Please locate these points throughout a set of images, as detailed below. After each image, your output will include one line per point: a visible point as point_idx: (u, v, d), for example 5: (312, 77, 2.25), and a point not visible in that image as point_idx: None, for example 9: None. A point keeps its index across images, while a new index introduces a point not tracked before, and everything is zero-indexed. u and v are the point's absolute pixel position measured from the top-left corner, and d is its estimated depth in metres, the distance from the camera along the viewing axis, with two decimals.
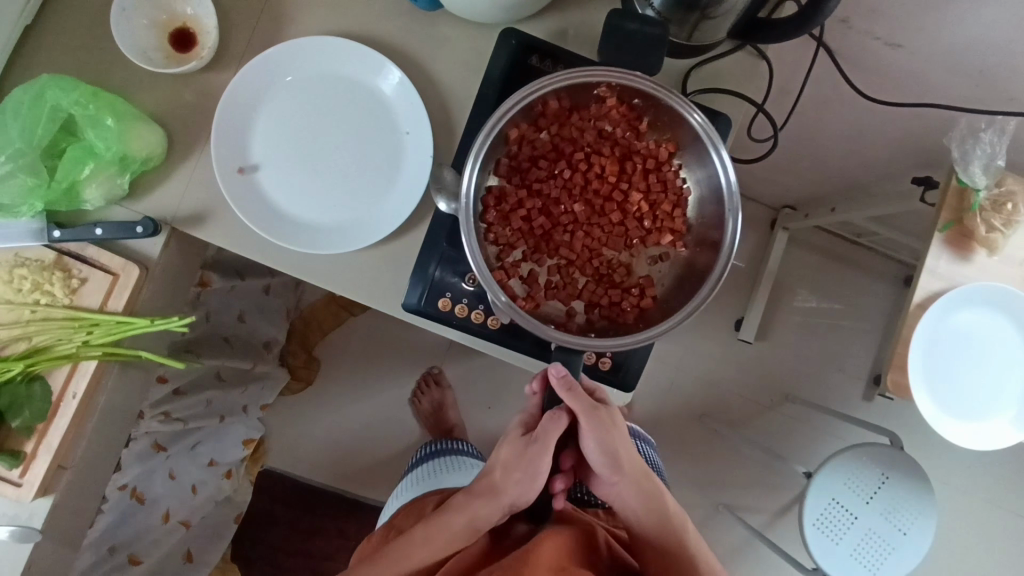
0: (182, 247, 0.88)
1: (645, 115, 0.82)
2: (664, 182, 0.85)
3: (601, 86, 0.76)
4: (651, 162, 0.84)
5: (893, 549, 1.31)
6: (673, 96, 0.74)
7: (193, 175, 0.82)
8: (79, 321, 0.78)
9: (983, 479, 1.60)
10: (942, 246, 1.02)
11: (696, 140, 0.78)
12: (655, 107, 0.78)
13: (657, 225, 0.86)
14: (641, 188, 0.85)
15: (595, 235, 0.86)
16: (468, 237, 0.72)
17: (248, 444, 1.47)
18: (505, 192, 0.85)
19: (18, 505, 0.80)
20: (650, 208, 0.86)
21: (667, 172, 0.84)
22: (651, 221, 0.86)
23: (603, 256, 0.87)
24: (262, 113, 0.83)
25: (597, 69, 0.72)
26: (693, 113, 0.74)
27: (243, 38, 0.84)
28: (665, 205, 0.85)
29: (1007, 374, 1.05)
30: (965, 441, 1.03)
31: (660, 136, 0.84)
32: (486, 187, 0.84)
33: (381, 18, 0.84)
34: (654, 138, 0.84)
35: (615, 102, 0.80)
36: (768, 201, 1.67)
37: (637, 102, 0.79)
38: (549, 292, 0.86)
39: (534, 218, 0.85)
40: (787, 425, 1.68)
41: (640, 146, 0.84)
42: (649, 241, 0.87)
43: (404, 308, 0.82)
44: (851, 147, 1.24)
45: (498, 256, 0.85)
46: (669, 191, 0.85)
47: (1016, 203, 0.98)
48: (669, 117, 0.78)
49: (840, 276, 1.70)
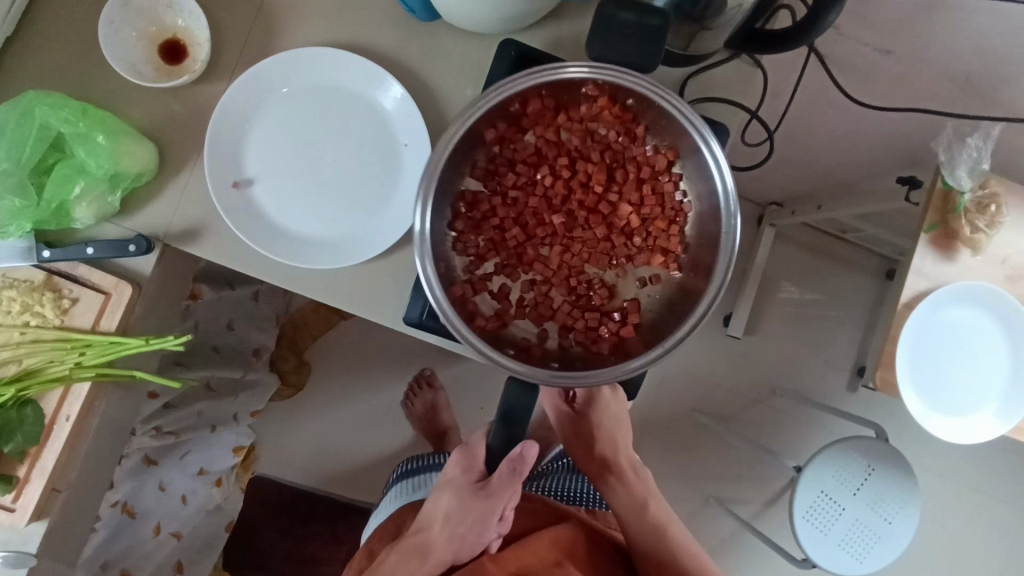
0: (174, 263, 0.86)
1: (640, 119, 0.81)
2: (660, 195, 0.87)
3: (589, 85, 0.74)
4: (647, 170, 0.85)
5: (879, 538, 1.35)
6: (669, 96, 0.72)
7: (185, 190, 0.81)
8: (71, 342, 0.76)
9: (963, 467, 1.65)
10: (927, 247, 1.04)
11: (696, 149, 0.77)
12: (649, 109, 0.77)
13: (648, 243, 0.89)
14: (633, 200, 0.88)
15: (573, 250, 0.89)
16: (428, 270, 0.72)
17: (238, 452, 1.43)
18: (478, 199, 0.86)
19: (11, 530, 0.78)
20: (642, 224, 0.88)
21: (665, 182, 0.85)
22: (642, 239, 0.89)
23: (583, 272, 0.90)
24: (260, 123, 0.82)
25: (586, 66, 0.70)
26: (701, 130, 0.73)
27: (234, 49, 0.82)
28: (660, 221, 0.87)
29: (989, 368, 1.08)
30: (949, 435, 1.06)
31: (657, 144, 0.84)
32: (459, 192, 0.85)
33: (377, 28, 0.83)
34: (650, 145, 0.85)
35: (606, 102, 0.79)
36: (755, 198, 1.69)
37: (630, 102, 0.77)
38: (520, 310, 0.89)
39: (509, 227, 0.87)
40: (775, 418, 1.72)
41: (636, 153, 0.85)
42: (639, 260, 0.90)
43: (405, 321, 0.81)
44: (838, 147, 1.26)
45: (467, 269, 0.87)
46: (665, 207, 0.87)
47: (998, 205, 1.01)
48: (669, 124, 0.77)
49: (826, 272, 1.73)
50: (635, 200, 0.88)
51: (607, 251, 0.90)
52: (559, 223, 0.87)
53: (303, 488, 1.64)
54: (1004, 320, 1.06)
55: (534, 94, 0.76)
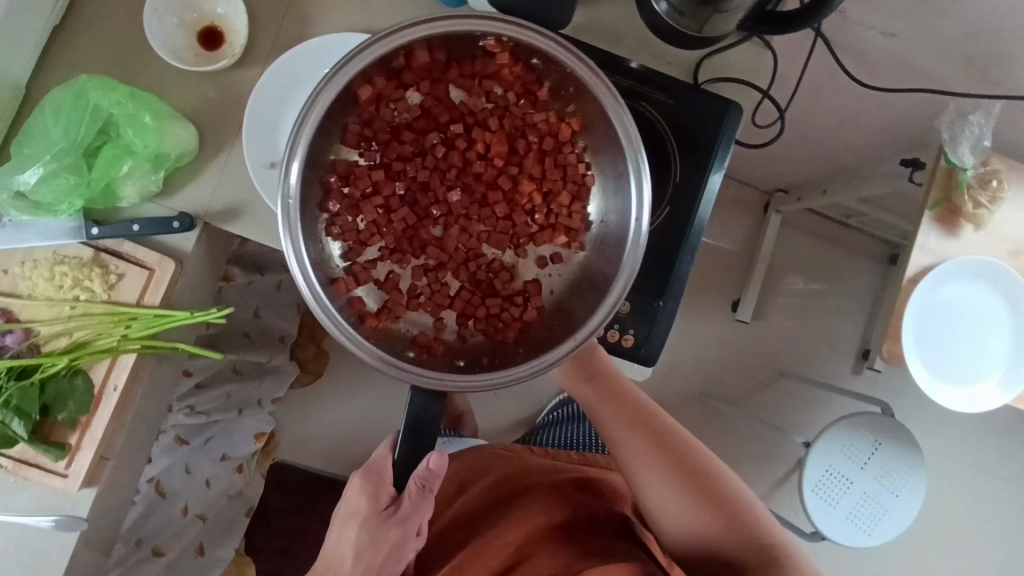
0: (212, 242, 0.90)
1: (543, 80, 0.87)
2: (563, 163, 0.96)
3: (488, 39, 0.79)
4: (550, 139, 0.95)
5: (887, 512, 1.39)
6: (578, 60, 0.77)
7: (225, 171, 0.84)
8: (117, 315, 0.80)
9: (968, 445, 1.69)
10: (931, 223, 1.09)
11: (603, 115, 0.83)
12: (554, 70, 0.83)
13: (548, 217, 1.00)
14: (534, 171, 0.98)
15: (469, 230, 1.00)
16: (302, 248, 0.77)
17: (260, 437, 1.47)
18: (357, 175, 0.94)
19: (62, 496, 0.81)
20: (539, 197, 0.99)
21: (568, 152, 0.95)
22: (543, 213, 1.00)
23: (479, 251, 1.02)
24: (294, 106, 0.85)
25: (470, 20, 0.76)
26: (613, 94, 0.78)
27: (269, 35, 0.86)
28: (564, 195, 0.98)
29: (990, 339, 1.12)
30: (955, 404, 1.10)
31: (563, 107, 0.91)
32: (338, 162, 0.92)
33: (406, 16, 0.87)
34: (552, 110, 0.93)
35: (508, 62, 0.85)
36: (761, 186, 1.74)
37: (535, 63, 0.83)
38: (416, 295, 1.01)
39: (395, 209, 0.98)
40: (784, 401, 1.75)
41: (539, 119, 0.94)
42: (542, 235, 1.02)
43: None
44: (844, 131, 1.30)
45: (351, 254, 0.97)
46: (569, 176, 0.97)
47: (999, 180, 1.06)
48: (577, 88, 0.83)
49: (831, 257, 1.77)
50: (536, 173, 0.98)
51: (507, 228, 1.01)
52: (452, 202, 0.98)
53: (323, 474, 1.67)
54: (1005, 292, 1.10)
55: (418, 52, 0.81)
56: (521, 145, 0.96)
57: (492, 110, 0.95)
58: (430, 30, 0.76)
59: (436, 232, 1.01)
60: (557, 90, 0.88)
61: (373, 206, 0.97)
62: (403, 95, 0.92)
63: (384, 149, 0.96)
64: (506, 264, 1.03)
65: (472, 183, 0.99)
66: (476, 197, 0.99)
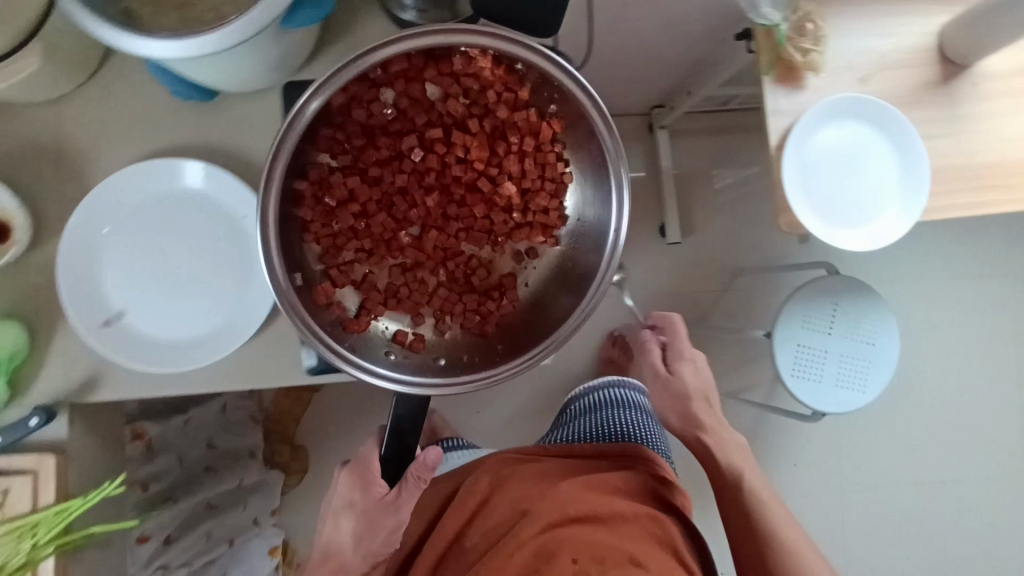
0: (90, 418, 0.89)
1: (523, 82, 0.86)
2: (543, 162, 0.97)
3: (470, 50, 0.78)
4: (530, 139, 0.94)
5: (869, 364, 1.38)
6: (555, 64, 0.76)
7: (66, 351, 0.83)
8: (17, 530, 0.76)
9: (931, 263, 1.69)
10: (775, 87, 1.07)
11: (588, 132, 0.86)
12: (542, 83, 0.83)
13: (525, 217, 1.01)
14: (516, 167, 0.97)
15: (448, 229, 1.00)
16: (289, 313, 0.75)
17: (273, 550, 1.46)
18: (329, 184, 0.92)
19: None
20: (520, 199, 0.99)
21: (549, 152, 0.95)
22: (520, 213, 1.00)
23: (458, 251, 1.02)
24: (104, 259, 0.84)
25: (455, 32, 0.74)
26: (595, 111, 0.79)
27: (55, 205, 0.85)
28: (537, 197, 0.98)
29: (877, 170, 1.10)
30: (859, 246, 1.09)
31: (539, 110, 0.92)
32: (309, 172, 0.89)
33: (173, 125, 0.86)
34: (531, 111, 0.92)
35: (491, 66, 0.83)
36: (637, 109, 1.71)
37: (517, 68, 0.83)
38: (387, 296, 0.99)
39: (371, 215, 0.97)
40: (747, 296, 1.74)
41: (518, 118, 0.92)
42: (514, 233, 1.02)
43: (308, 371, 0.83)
44: (669, 33, 1.28)
45: (325, 259, 0.94)
46: (547, 175, 0.98)
47: (814, 21, 1.05)
48: (559, 95, 0.84)
49: (731, 145, 1.75)
50: (517, 171, 0.97)
51: (485, 228, 1.01)
52: (429, 205, 0.97)
53: None
54: (872, 120, 1.08)
55: (396, 59, 0.80)
56: (502, 148, 0.96)
57: (474, 112, 0.94)
58: (410, 47, 0.75)
59: (413, 233, 1.00)
60: (538, 91, 0.87)
61: (349, 215, 0.95)
62: (377, 95, 0.87)
63: (357, 152, 0.94)
64: (483, 260, 1.05)
65: (450, 185, 0.98)
66: (453, 197, 0.98)
